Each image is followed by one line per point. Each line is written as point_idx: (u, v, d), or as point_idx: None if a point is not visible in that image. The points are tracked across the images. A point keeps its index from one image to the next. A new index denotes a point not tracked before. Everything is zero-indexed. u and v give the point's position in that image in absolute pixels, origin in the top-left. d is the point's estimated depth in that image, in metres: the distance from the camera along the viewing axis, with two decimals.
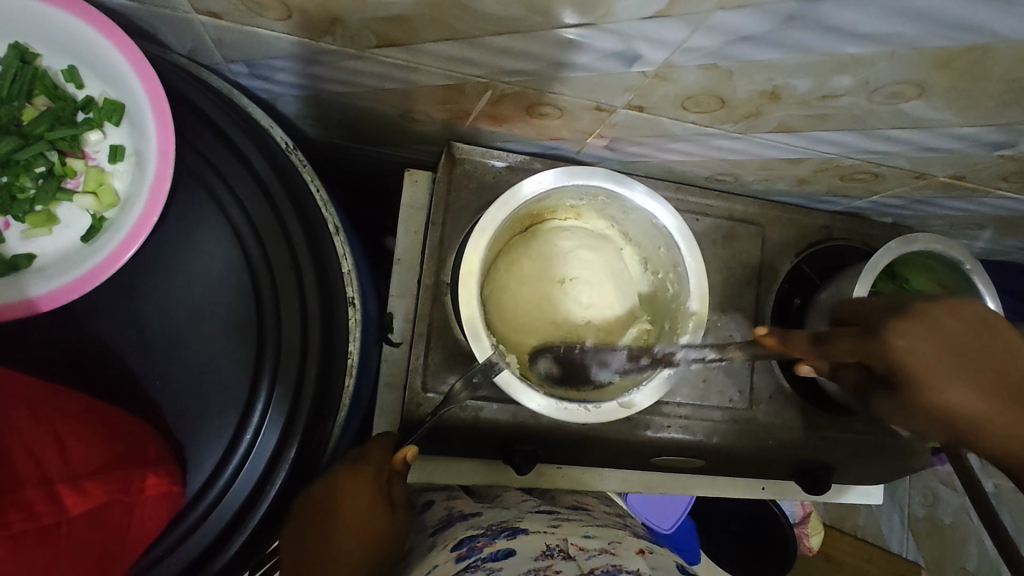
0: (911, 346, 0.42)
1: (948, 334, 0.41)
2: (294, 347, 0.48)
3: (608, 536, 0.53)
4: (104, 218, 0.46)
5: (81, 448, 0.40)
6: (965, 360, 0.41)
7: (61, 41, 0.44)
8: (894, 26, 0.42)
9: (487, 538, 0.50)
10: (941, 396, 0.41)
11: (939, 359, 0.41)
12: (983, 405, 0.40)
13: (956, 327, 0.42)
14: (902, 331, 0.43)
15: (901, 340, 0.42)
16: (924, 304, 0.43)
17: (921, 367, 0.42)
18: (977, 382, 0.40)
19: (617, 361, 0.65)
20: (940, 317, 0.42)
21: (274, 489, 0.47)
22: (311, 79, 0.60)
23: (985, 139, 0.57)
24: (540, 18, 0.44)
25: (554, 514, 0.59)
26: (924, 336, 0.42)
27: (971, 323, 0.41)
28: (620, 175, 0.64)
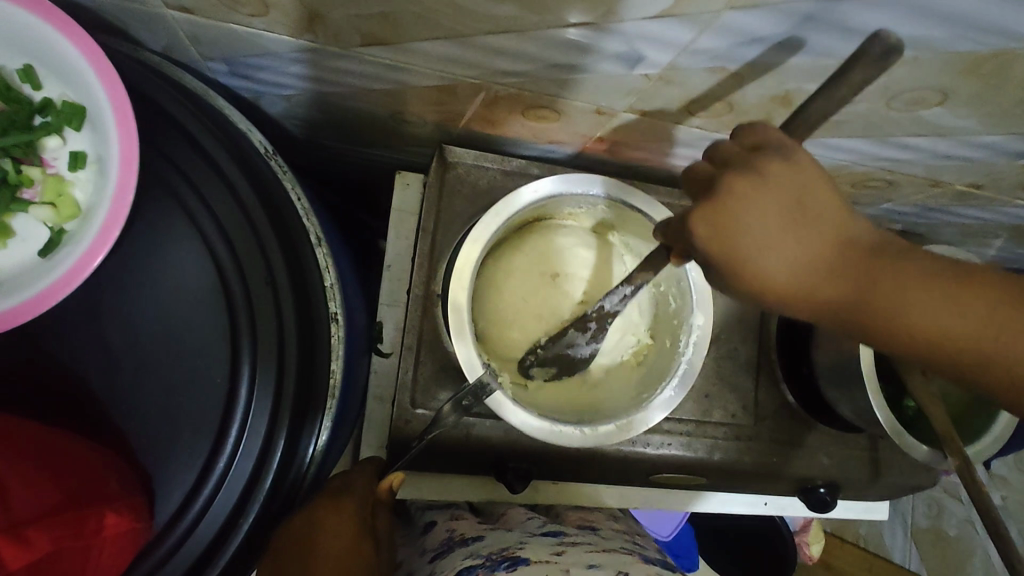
0: (739, 221, 0.37)
1: (755, 204, 0.37)
2: (269, 366, 0.45)
3: (614, 564, 0.50)
4: (63, 230, 0.42)
5: (29, 496, 0.41)
6: (765, 223, 0.37)
7: (18, 39, 0.41)
8: (919, 29, 0.38)
9: (485, 570, 0.46)
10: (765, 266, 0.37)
11: (740, 229, 0.37)
12: (810, 266, 0.37)
13: (738, 201, 0.37)
14: (705, 216, 0.38)
15: (739, 219, 0.37)
16: (732, 176, 0.38)
17: (744, 236, 0.37)
18: (793, 241, 0.37)
19: (580, 336, 0.60)
20: (751, 189, 0.37)
21: (247, 523, 0.44)
22: (295, 78, 0.56)
23: (1008, 147, 0.53)
24: (536, 17, 0.41)
25: (560, 538, 0.56)
26: (745, 213, 0.37)
27: (785, 185, 0.37)
28: (620, 184, 0.61)
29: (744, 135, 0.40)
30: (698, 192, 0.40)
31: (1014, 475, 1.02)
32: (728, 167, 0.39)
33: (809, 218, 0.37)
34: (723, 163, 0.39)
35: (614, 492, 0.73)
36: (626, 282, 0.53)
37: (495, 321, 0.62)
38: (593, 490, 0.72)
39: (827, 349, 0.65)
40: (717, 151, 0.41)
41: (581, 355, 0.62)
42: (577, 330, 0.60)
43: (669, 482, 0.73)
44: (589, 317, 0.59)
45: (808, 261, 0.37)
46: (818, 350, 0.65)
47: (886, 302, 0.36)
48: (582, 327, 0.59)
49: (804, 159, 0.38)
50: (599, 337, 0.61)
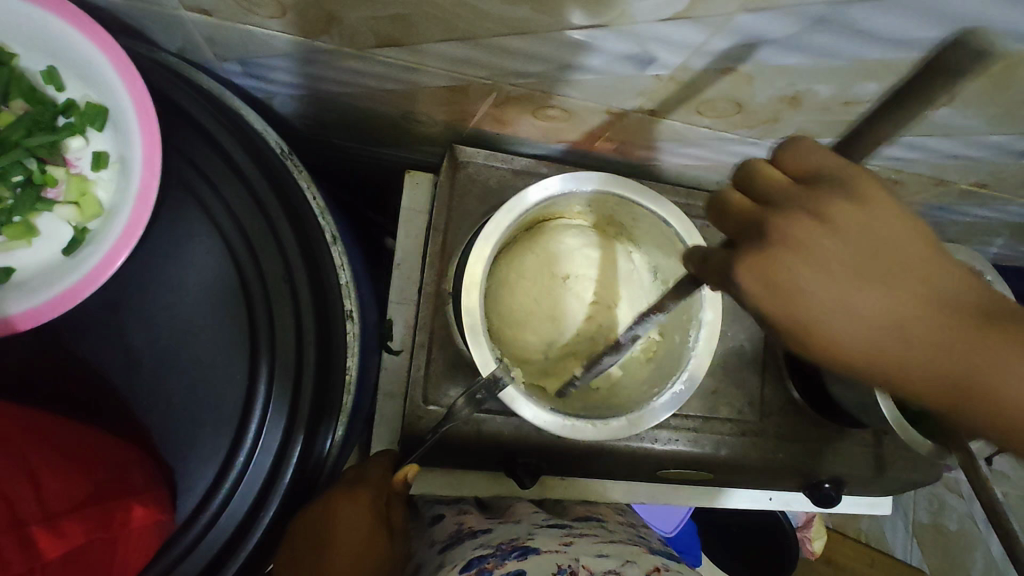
0: (800, 280, 0.28)
1: (822, 258, 0.28)
2: (288, 362, 0.45)
3: (623, 554, 0.51)
4: (87, 229, 0.43)
5: (58, 485, 0.41)
6: (839, 279, 0.28)
7: (42, 42, 0.41)
8: (929, 31, 0.39)
9: (496, 559, 0.47)
10: (846, 333, 0.28)
11: (807, 289, 0.28)
12: (896, 330, 0.29)
13: (798, 254, 0.28)
14: (753, 267, 0.29)
15: (801, 278, 0.28)
16: (786, 217, 0.29)
17: (808, 298, 0.28)
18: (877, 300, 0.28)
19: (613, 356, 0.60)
20: (811, 237, 0.28)
21: (267, 516, 0.45)
22: (308, 78, 0.57)
23: (1012, 146, 0.54)
24: (550, 19, 0.42)
25: (568, 530, 0.57)
26: (812, 269, 0.28)
27: (853, 234, 0.28)
28: (629, 182, 0.61)
29: (790, 156, 0.31)
30: (741, 233, 0.31)
31: (1014, 472, 1.03)
32: (775, 205, 0.30)
33: (890, 268, 0.29)
34: (767, 197, 0.30)
35: (621, 488, 0.74)
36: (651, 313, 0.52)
37: (506, 319, 0.63)
38: (601, 485, 0.73)
39: None
40: (757, 176, 0.31)
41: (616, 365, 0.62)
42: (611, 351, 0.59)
43: (676, 478, 0.74)
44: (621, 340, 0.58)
45: (902, 327, 0.28)
46: None
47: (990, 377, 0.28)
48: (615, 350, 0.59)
49: (873, 195, 0.29)
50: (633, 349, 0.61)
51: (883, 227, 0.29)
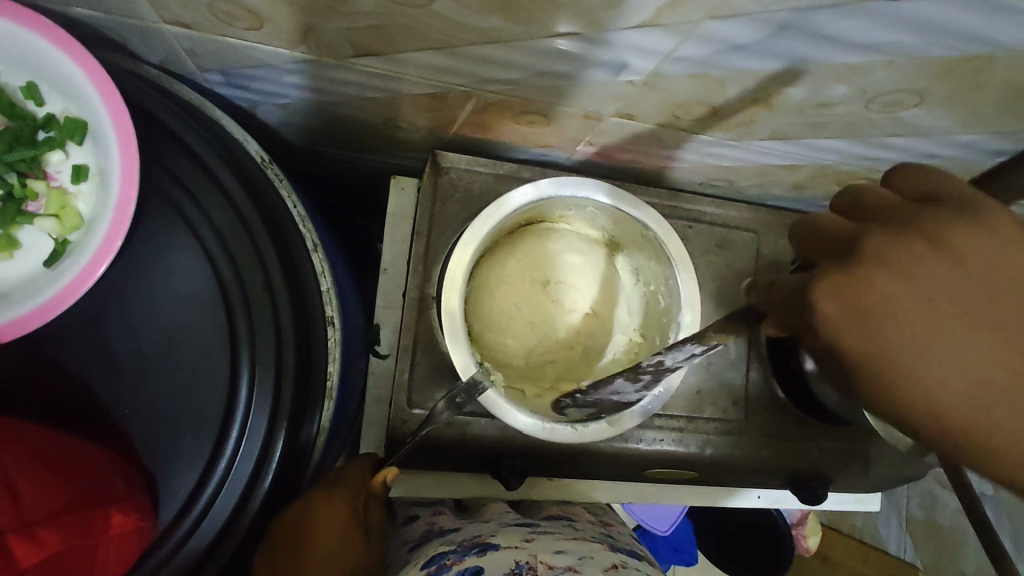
0: (898, 297, 0.28)
1: (928, 277, 0.28)
2: (268, 370, 0.46)
3: (581, 550, 0.51)
4: (67, 241, 0.44)
5: (35, 493, 0.41)
6: (943, 307, 0.28)
7: (21, 59, 0.42)
8: (892, 35, 0.40)
9: (456, 555, 0.48)
10: (933, 378, 0.28)
11: (906, 314, 0.28)
12: (1010, 379, 0.28)
13: (892, 272, 0.28)
14: (836, 284, 0.29)
15: (895, 296, 0.28)
16: (881, 239, 0.30)
17: (901, 322, 0.28)
18: (974, 346, 0.28)
19: (628, 386, 0.59)
20: (912, 257, 0.29)
21: (246, 519, 0.46)
22: (290, 88, 0.58)
23: (986, 147, 0.55)
24: (521, 28, 0.42)
25: (532, 527, 0.58)
26: (908, 293, 0.28)
27: (967, 263, 0.29)
28: (609, 187, 0.61)
29: (855, 199, 0.35)
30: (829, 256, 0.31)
31: None
32: (872, 227, 0.31)
33: (1000, 311, 0.28)
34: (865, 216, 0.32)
35: (609, 488, 0.75)
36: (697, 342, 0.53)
37: (488, 323, 0.63)
38: (589, 486, 0.74)
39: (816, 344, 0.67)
40: (864, 194, 0.35)
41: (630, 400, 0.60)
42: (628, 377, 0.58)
43: (662, 477, 0.75)
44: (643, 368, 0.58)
45: (1000, 380, 0.28)
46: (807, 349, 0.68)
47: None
48: (634, 377, 0.58)
49: (1002, 226, 0.30)
50: (645, 387, 0.59)
51: (1008, 264, 0.29)
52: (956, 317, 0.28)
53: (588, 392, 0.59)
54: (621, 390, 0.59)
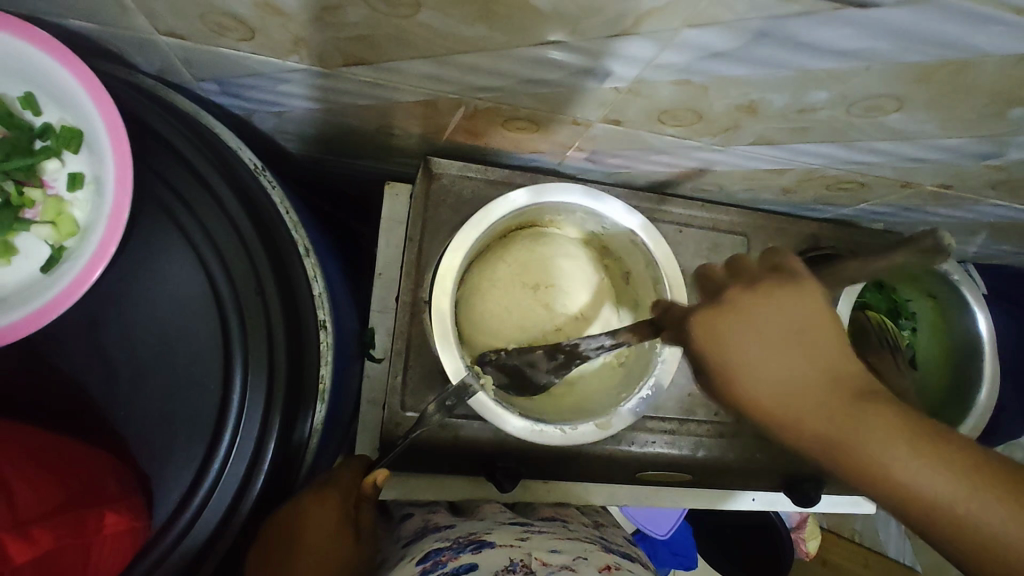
0: (736, 333, 0.41)
1: (752, 314, 0.41)
2: (259, 373, 0.47)
3: (575, 550, 0.52)
4: (63, 247, 0.45)
5: (30, 493, 0.42)
6: (759, 333, 0.40)
7: (19, 71, 0.43)
8: (869, 42, 0.40)
9: (452, 552, 0.49)
10: (748, 383, 0.40)
11: (735, 335, 0.41)
12: (799, 388, 0.38)
13: (732, 311, 0.42)
14: (703, 318, 0.43)
15: (729, 325, 0.41)
16: (736, 292, 0.43)
17: (727, 342, 0.41)
18: (778, 367, 0.39)
19: (540, 362, 0.59)
20: (749, 304, 0.42)
21: (238, 521, 0.46)
22: (284, 96, 0.59)
23: (970, 149, 0.55)
24: (507, 37, 0.43)
25: (528, 527, 0.58)
26: (743, 326, 0.41)
27: (780, 308, 0.41)
28: (595, 192, 0.63)
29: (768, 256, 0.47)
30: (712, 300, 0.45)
31: None
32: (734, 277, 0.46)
33: (801, 343, 0.39)
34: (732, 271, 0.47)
35: (604, 492, 0.75)
36: (611, 333, 0.55)
37: (480, 326, 0.64)
38: (584, 489, 0.74)
39: None
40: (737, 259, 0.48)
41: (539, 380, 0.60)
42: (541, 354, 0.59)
43: (657, 479, 0.75)
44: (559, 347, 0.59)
45: (794, 391, 0.38)
46: None
47: (875, 449, 0.35)
48: (549, 354, 0.59)
49: (811, 292, 0.42)
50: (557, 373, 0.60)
51: (812, 315, 0.40)
52: (772, 342, 0.40)
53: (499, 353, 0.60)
54: (534, 357, 0.59)
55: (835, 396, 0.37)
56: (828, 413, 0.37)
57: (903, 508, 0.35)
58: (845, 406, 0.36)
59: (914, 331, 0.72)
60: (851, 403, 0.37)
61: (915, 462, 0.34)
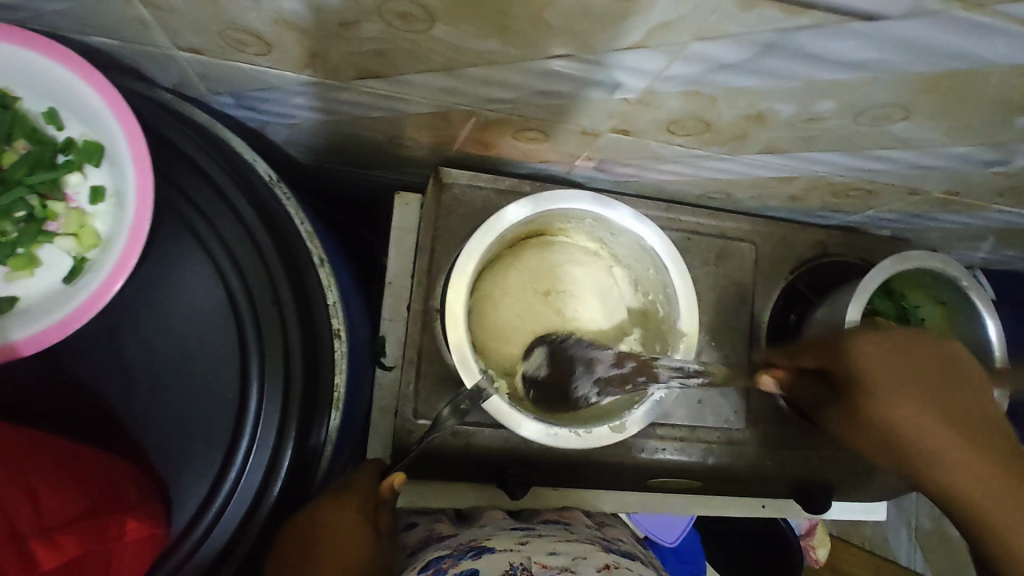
0: (875, 353, 0.50)
1: (906, 353, 0.50)
2: (277, 382, 0.48)
3: (575, 551, 0.52)
4: (86, 259, 0.46)
5: (53, 502, 0.42)
6: (909, 370, 0.49)
7: (43, 87, 0.45)
8: (875, 53, 0.41)
9: (453, 559, 0.49)
10: (890, 410, 0.48)
11: (880, 367, 0.49)
12: (919, 422, 0.48)
13: (898, 337, 0.51)
14: (871, 337, 0.51)
15: (862, 351, 0.50)
16: (909, 331, 0.51)
17: (867, 371, 0.50)
18: (911, 404, 0.48)
19: (603, 364, 0.62)
20: (900, 336, 0.51)
21: (256, 527, 0.47)
22: (297, 109, 0.60)
23: (976, 157, 0.56)
24: (519, 51, 0.44)
25: (528, 531, 0.58)
26: (875, 355, 0.50)
27: (925, 353, 0.50)
28: (605, 199, 0.62)
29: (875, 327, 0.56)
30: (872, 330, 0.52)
31: None
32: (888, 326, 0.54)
33: (931, 386, 0.49)
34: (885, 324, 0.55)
35: (614, 499, 0.74)
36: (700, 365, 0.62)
37: (491, 335, 0.65)
38: (595, 496, 0.74)
39: None
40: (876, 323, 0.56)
41: (580, 394, 0.62)
42: (611, 363, 0.62)
43: (669, 487, 0.75)
44: (632, 358, 0.61)
45: (934, 420, 0.48)
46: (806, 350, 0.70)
47: (946, 471, 0.47)
48: (619, 361, 0.61)
49: (961, 351, 0.51)
50: (604, 391, 0.62)
51: (942, 363, 0.50)
52: (903, 375, 0.49)
53: (572, 339, 0.64)
54: (598, 361, 0.62)
55: (975, 437, 0.47)
56: (962, 451, 0.47)
57: (969, 522, 0.47)
58: (982, 438, 0.47)
59: None
60: (972, 440, 0.47)
61: (1002, 495, 0.45)
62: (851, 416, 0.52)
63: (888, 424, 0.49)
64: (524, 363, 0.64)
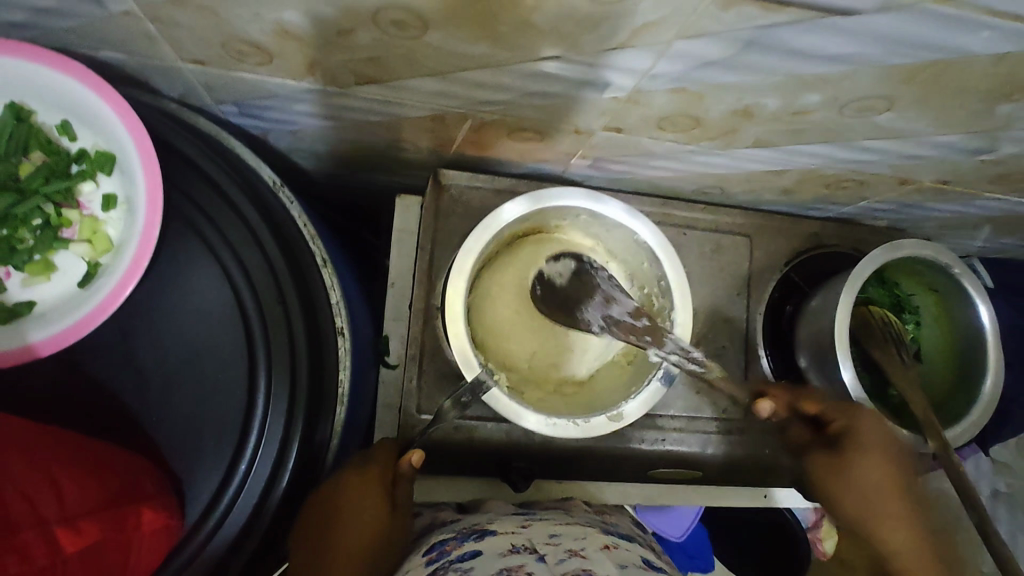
0: (868, 429, 0.63)
1: (883, 434, 0.63)
2: (283, 377, 0.49)
3: (575, 534, 0.54)
4: (99, 263, 0.48)
5: (76, 492, 0.43)
6: (883, 445, 0.63)
7: (55, 101, 0.47)
8: (854, 47, 0.42)
9: (456, 541, 0.51)
10: (858, 472, 0.63)
11: (869, 438, 0.63)
12: (871, 482, 0.63)
13: (881, 423, 0.64)
14: (867, 416, 0.64)
15: (863, 428, 0.63)
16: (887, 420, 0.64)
17: (860, 444, 0.63)
18: (874, 472, 0.63)
19: (621, 308, 0.66)
20: (884, 423, 0.64)
21: (265, 518, 0.49)
22: (298, 116, 0.62)
23: (963, 145, 0.57)
24: (509, 54, 0.46)
25: (529, 515, 0.60)
26: (868, 432, 0.63)
27: (896, 439, 0.64)
28: (599, 195, 0.64)
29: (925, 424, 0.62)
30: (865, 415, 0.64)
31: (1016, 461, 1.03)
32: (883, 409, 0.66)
33: (892, 463, 0.63)
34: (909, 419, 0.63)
35: (616, 492, 0.76)
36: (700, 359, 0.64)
37: (490, 329, 0.66)
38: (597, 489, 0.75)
39: (812, 341, 0.69)
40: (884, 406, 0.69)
41: (585, 319, 0.66)
42: (628, 310, 0.65)
43: (669, 477, 0.76)
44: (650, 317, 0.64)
45: (885, 481, 0.63)
46: (802, 348, 0.71)
47: (880, 524, 0.62)
48: (637, 315, 0.65)
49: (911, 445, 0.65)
50: (608, 328, 0.65)
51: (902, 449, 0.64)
52: (878, 448, 0.63)
53: (602, 271, 0.68)
54: (616, 303, 0.66)
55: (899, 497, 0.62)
56: (896, 534, 0.61)
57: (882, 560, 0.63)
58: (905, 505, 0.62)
59: (920, 325, 0.72)
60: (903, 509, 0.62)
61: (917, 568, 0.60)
62: (835, 471, 0.65)
63: (855, 484, 0.64)
64: (548, 264, 0.68)
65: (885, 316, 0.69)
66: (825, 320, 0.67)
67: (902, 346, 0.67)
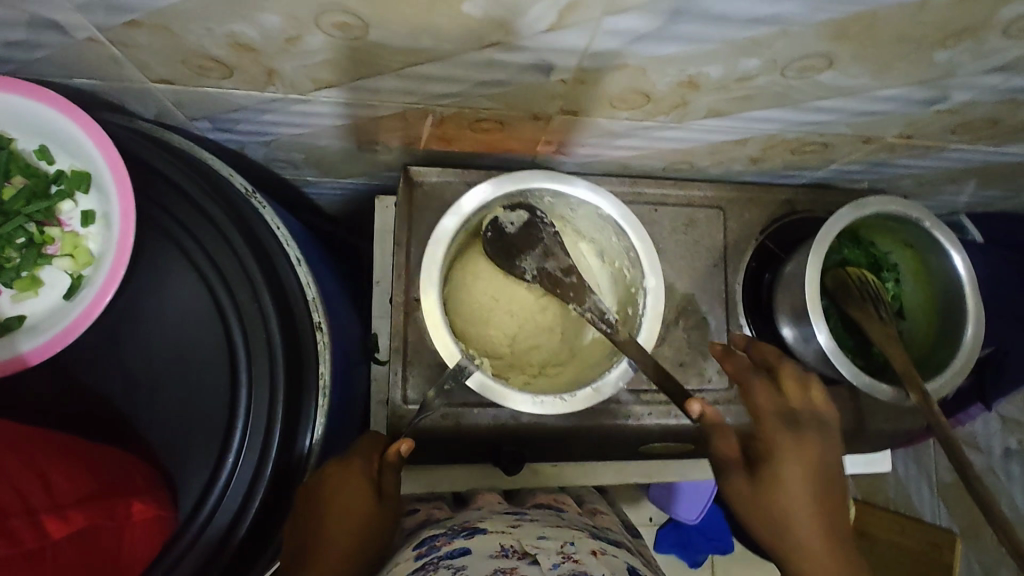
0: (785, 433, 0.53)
1: (793, 443, 0.52)
2: (263, 371, 0.52)
3: (564, 535, 0.55)
4: (82, 275, 0.51)
5: (64, 482, 0.46)
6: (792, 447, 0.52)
7: (30, 125, 0.50)
8: (777, 7, 0.44)
9: (446, 538, 0.53)
10: (780, 467, 0.51)
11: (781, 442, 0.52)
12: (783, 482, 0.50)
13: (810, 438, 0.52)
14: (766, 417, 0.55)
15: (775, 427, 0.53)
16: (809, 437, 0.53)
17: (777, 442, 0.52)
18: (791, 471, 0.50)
19: (556, 262, 0.66)
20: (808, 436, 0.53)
21: (253, 506, 0.51)
22: (266, 125, 0.64)
23: (914, 97, 0.58)
24: (450, 46, 0.48)
25: (521, 514, 0.61)
26: (790, 432, 0.53)
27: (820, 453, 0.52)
28: (562, 176, 0.65)
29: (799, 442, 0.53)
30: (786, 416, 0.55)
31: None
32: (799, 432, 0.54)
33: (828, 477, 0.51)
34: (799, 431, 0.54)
35: (609, 471, 0.77)
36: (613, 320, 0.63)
37: (468, 317, 0.68)
38: (591, 470, 0.77)
39: (788, 305, 0.70)
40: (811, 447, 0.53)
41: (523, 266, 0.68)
42: (561, 266, 0.66)
43: (662, 453, 0.77)
44: (577, 274, 0.65)
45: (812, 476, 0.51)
46: (781, 314, 0.71)
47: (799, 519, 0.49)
48: (567, 271, 0.66)
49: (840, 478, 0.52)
50: (539, 279, 0.67)
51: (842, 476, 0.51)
52: (814, 449, 0.52)
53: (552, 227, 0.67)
54: (552, 257, 0.67)
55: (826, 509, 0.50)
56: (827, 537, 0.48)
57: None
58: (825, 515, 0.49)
59: (898, 282, 0.73)
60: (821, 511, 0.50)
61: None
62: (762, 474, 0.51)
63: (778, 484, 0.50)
64: (501, 211, 0.67)
65: (862, 274, 0.69)
66: (798, 284, 0.68)
67: (881, 303, 0.67)
